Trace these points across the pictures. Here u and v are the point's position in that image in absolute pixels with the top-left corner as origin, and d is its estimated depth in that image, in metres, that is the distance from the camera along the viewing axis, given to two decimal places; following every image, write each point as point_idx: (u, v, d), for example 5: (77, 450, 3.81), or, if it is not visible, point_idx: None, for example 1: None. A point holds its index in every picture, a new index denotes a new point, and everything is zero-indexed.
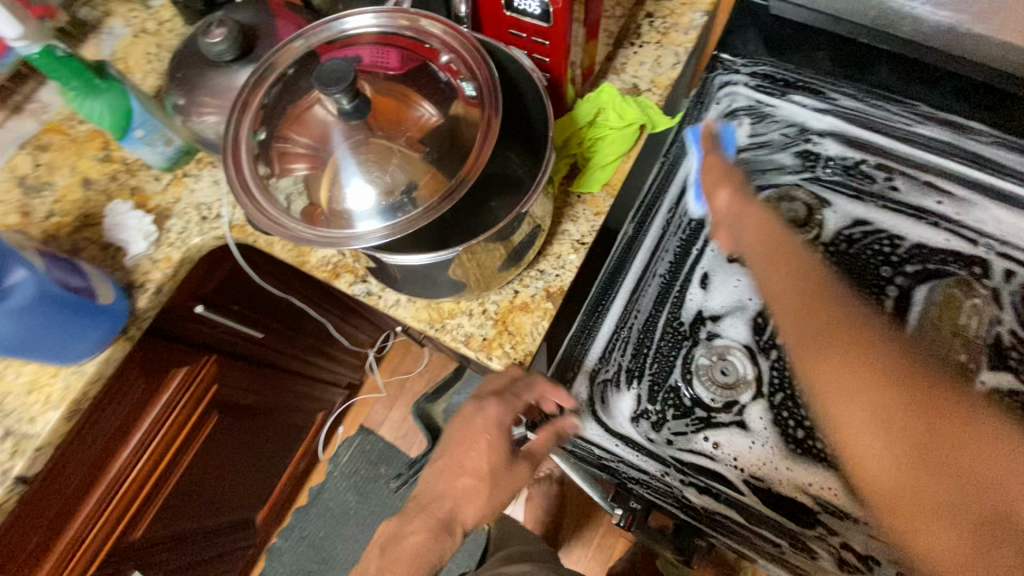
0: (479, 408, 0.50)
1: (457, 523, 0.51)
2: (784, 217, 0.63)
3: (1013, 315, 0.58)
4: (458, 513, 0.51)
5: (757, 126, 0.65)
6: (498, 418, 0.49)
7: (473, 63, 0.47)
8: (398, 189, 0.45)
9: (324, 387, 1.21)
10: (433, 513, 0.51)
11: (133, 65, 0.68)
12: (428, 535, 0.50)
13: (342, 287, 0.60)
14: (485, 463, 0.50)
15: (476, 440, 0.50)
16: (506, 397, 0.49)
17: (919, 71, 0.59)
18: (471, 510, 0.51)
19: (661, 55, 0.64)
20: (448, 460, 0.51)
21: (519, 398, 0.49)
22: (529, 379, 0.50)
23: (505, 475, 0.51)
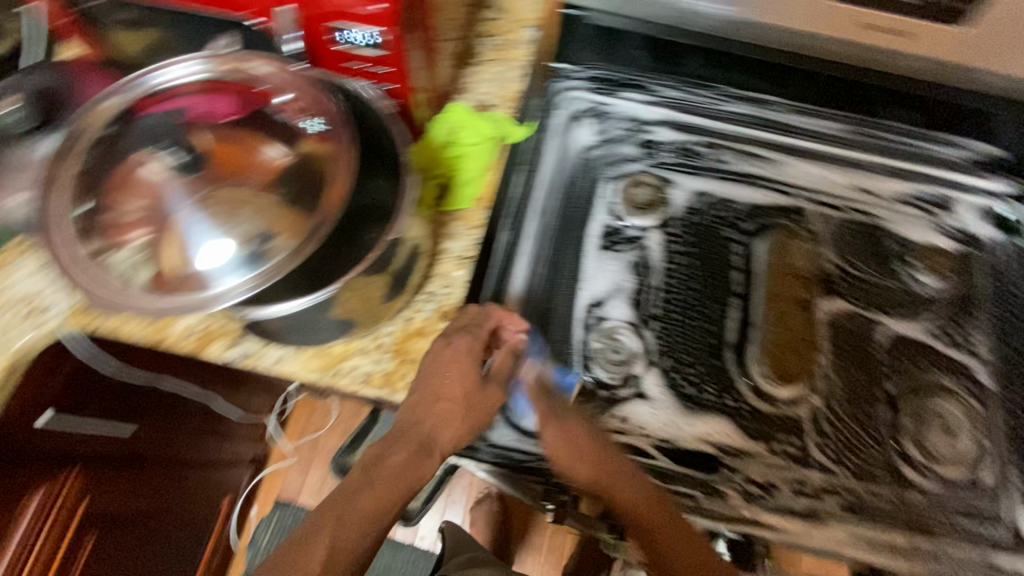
0: (445, 342, 0.51)
1: (436, 448, 0.49)
2: (639, 202, 0.68)
3: (833, 250, 0.67)
4: (438, 437, 0.49)
5: (599, 122, 0.70)
6: (466, 349, 0.51)
7: (314, 98, 0.46)
8: (254, 238, 0.42)
9: (225, 467, 1.10)
10: (411, 439, 0.48)
11: None
12: (407, 456, 0.48)
13: (215, 354, 0.55)
14: (461, 389, 0.50)
15: (450, 374, 0.50)
16: (472, 327, 0.51)
17: (717, 60, 0.69)
18: (449, 433, 0.49)
19: (503, 68, 0.68)
20: (419, 392, 0.49)
21: (479, 327, 0.52)
22: (484, 311, 0.53)
23: (477, 397, 0.51)
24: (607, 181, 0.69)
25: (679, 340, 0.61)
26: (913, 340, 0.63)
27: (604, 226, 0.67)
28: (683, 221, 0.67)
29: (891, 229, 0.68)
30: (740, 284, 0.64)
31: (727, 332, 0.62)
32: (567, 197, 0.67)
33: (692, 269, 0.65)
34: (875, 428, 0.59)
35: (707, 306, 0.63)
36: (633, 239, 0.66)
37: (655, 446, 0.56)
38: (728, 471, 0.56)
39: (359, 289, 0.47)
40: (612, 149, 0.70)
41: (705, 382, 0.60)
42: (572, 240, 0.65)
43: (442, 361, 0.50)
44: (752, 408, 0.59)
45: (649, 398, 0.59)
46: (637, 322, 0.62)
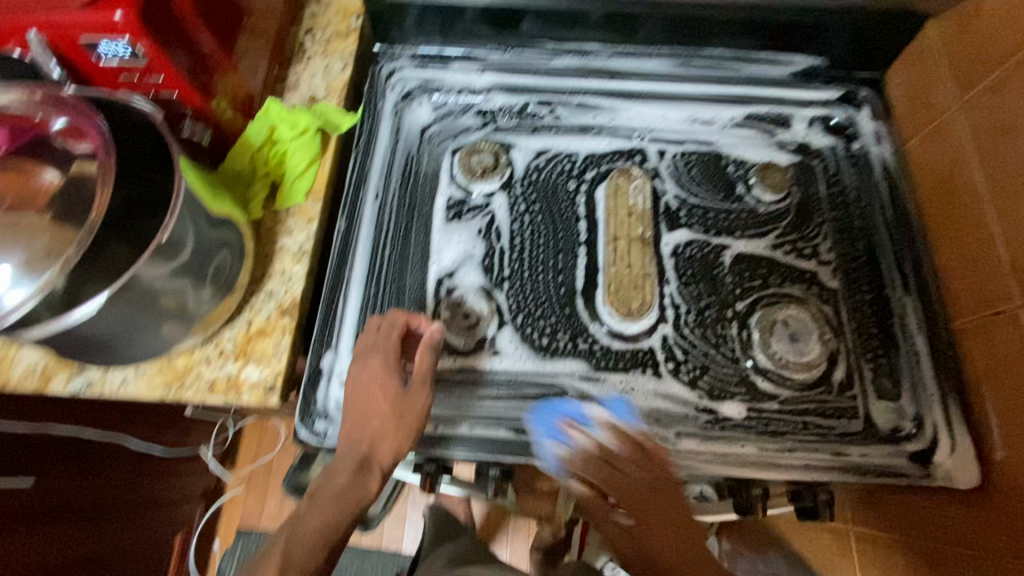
0: (359, 367, 0.53)
1: (375, 461, 0.50)
2: (478, 168, 0.68)
3: (674, 182, 0.68)
4: (376, 450, 0.50)
5: (433, 100, 0.71)
6: (383, 362, 0.53)
7: (80, 121, 0.46)
8: (32, 261, 0.43)
9: (173, 506, 1.10)
10: (349, 457, 0.50)
11: None
12: (349, 477, 0.49)
13: (58, 388, 0.55)
14: (386, 402, 0.51)
15: (377, 392, 0.52)
16: (379, 343, 0.53)
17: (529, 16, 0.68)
18: (386, 446, 0.50)
19: (329, 62, 0.70)
20: (349, 418, 0.52)
21: (387, 341, 0.54)
22: (387, 322, 0.55)
23: (402, 405, 0.51)
24: (448, 154, 0.70)
25: (529, 295, 0.62)
26: (759, 256, 0.64)
27: (449, 198, 0.67)
28: (526, 181, 0.68)
29: (731, 153, 0.70)
30: (585, 232, 0.65)
31: (576, 279, 0.63)
32: (408, 176, 0.68)
33: (538, 225, 0.66)
34: (728, 345, 0.60)
35: (554, 259, 0.64)
36: (479, 206, 0.67)
37: (511, 391, 0.58)
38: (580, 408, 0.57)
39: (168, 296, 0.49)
40: (450, 124, 0.71)
41: (558, 331, 0.61)
42: (418, 217, 0.66)
43: (362, 384, 0.53)
44: (605, 348, 0.60)
45: (502, 354, 0.60)
46: (488, 285, 0.63)
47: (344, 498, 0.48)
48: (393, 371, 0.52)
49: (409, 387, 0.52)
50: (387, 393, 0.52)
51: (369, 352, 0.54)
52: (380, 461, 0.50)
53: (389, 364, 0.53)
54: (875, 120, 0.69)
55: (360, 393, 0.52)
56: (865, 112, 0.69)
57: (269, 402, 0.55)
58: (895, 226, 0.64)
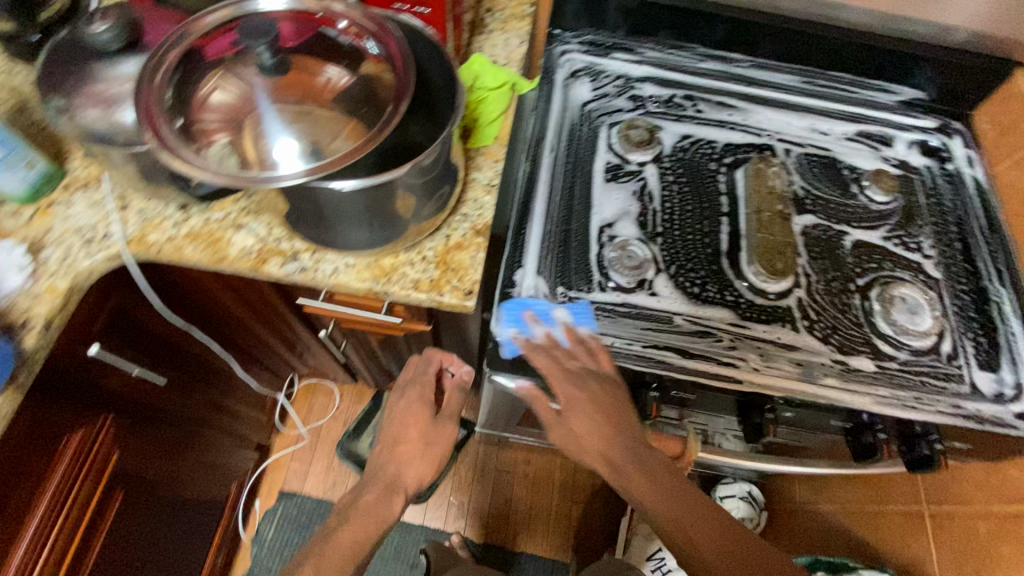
0: (403, 395, 0.78)
1: (400, 483, 0.71)
2: (635, 140, 0.77)
3: (800, 175, 0.78)
4: (401, 476, 0.72)
5: (592, 79, 0.81)
6: (420, 393, 0.78)
7: (374, 27, 0.55)
8: (325, 144, 0.50)
9: (231, 450, 1.08)
10: (382, 478, 0.72)
11: None
12: (378, 496, 0.70)
13: (272, 270, 0.60)
14: (416, 432, 0.75)
15: (412, 421, 0.76)
16: (418, 377, 0.80)
17: (687, 19, 0.81)
18: (409, 471, 0.72)
19: (508, 37, 0.79)
20: (387, 443, 0.75)
21: (424, 375, 0.80)
22: (427, 360, 0.81)
23: (433, 429, 0.76)
24: (605, 127, 0.79)
25: (681, 251, 0.70)
26: (874, 244, 0.74)
27: (607, 162, 0.76)
28: (674, 157, 0.77)
29: (845, 160, 0.80)
30: (727, 205, 0.74)
31: (721, 242, 0.71)
32: (572, 140, 0.77)
33: (685, 194, 0.74)
34: (853, 311, 0.68)
35: (702, 224, 0.73)
36: (634, 172, 0.75)
37: (673, 324, 0.64)
38: (732, 346, 0.64)
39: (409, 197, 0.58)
40: (605, 103, 0.80)
41: (708, 283, 0.68)
42: (581, 173, 0.74)
43: (401, 408, 0.77)
44: (749, 300, 0.67)
45: (660, 296, 0.66)
46: (645, 237, 0.70)
47: (371, 515, 0.68)
48: (427, 405, 0.77)
49: (438, 417, 0.77)
50: (421, 422, 0.76)
51: (411, 383, 0.80)
52: (403, 484, 0.72)
53: (424, 395, 0.78)
54: (967, 147, 0.81)
55: (398, 425, 0.75)
56: (957, 141, 0.81)
57: (465, 305, 0.61)
58: (989, 234, 0.75)
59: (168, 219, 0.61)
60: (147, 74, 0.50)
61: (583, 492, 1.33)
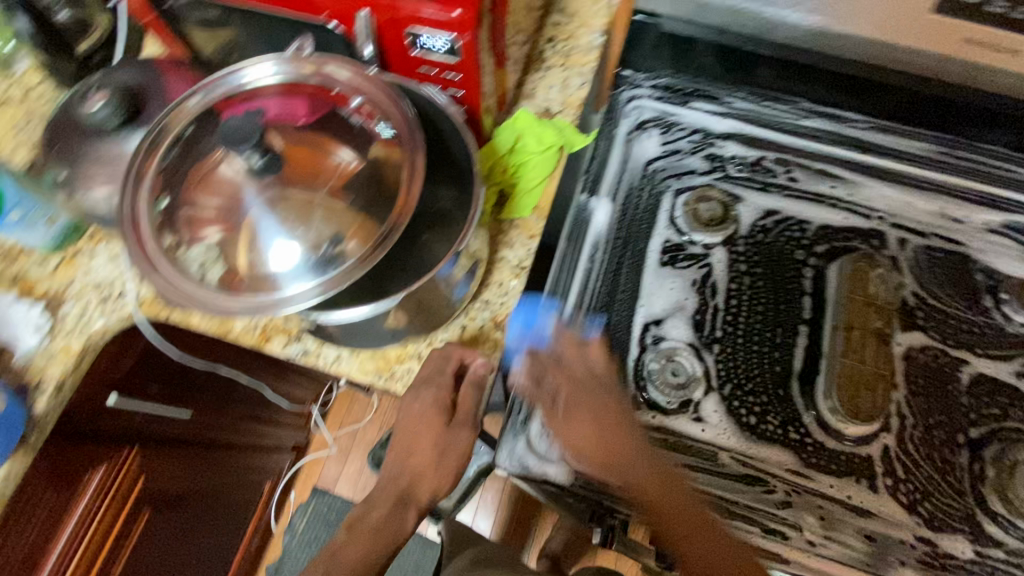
0: (415, 396, 0.54)
1: (413, 497, 0.56)
2: (704, 218, 0.75)
3: (913, 278, 0.73)
4: (414, 488, 0.55)
5: (660, 136, 0.71)
6: (435, 398, 0.53)
7: (385, 101, 0.47)
8: (319, 249, 0.44)
9: (266, 453, 1.12)
10: (392, 489, 0.56)
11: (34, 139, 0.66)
12: (388, 511, 0.56)
13: (275, 349, 0.56)
14: (430, 443, 0.54)
15: (421, 429, 0.54)
16: (433, 378, 0.53)
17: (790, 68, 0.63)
18: (424, 485, 0.55)
19: (568, 76, 0.67)
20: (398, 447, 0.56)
21: (441, 376, 0.52)
22: (443, 354, 0.53)
23: (446, 441, 0.54)
24: (670, 193, 0.76)
25: (740, 364, 0.70)
26: (999, 382, 0.68)
27: (666, 242, 0.75)
28: (749, 241, 0.75)
29: (979, 261, 0.71)
30: (808, 310, 0.72)
31: (793, 360, 0.70)
32: (630, 210, 0.70)
33: (756, 293, 0.73)
34: (955, 476, 0.64)
35: (772, 332, 0.71)
36: (696, 256, 0.74)
37: (725, 456, 0.65)
38: (779, 488, 0.63)
39: (410, 270, 0.47)
40: (676, 168, 0.74)
41: (768, 411, 0.68)
42: (642, 260, 0.73)
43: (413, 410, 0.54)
44: (816, 442, 0.66)
45: (705, 420, 0.67)
46: (698, 344, 0.71)
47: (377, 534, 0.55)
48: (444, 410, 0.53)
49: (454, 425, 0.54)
50: (431, 423, 0.54)
51: (424, 383, 0.53)
52: (417, 500, 0.55)
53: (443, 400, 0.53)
54: None
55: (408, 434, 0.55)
56: None
57: (473, 413, 0.55)
58: None
59: None
60: (142, 157, 0.46)
61: None
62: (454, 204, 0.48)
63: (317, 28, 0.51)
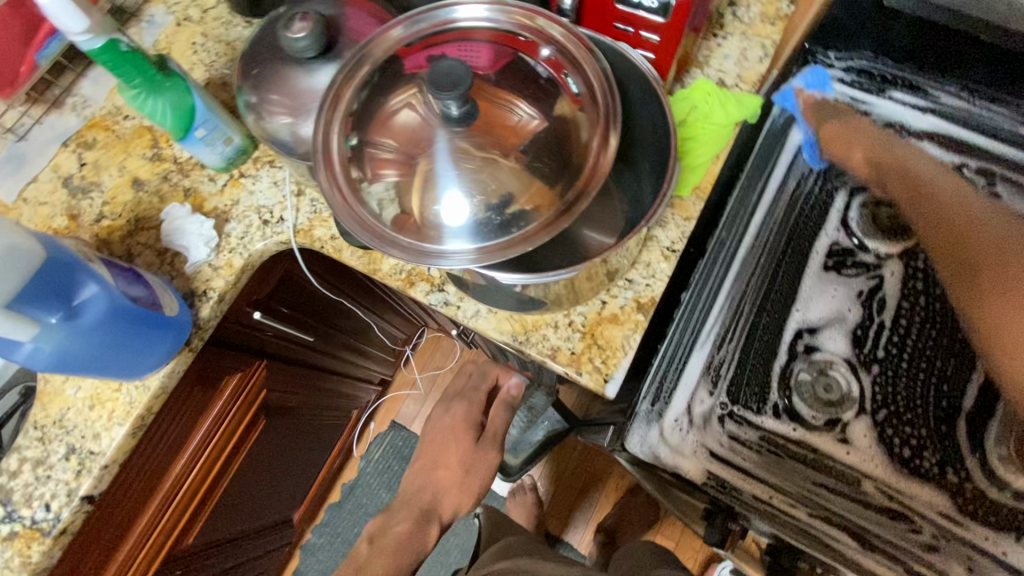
0: (447, 411, 0.88)
1: (435, 513, 0.84)
2: (886, 225, 0.71)
3: None
4: (435, 506, 0.84)
5: (846, 127, 0.69)
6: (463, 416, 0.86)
7: (579, 55, 0.45)
8: (495, 209, 0.44)
9: (357, 384, 1.18)
10: (417, 504, 0.85)
11: (207, 57, 0.69)
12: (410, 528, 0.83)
13: (417, 296, 0.57)
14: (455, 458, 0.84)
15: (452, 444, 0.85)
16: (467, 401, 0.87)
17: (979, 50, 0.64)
18: (445, 499, 0.84)
19: (748, 47, 0.61)
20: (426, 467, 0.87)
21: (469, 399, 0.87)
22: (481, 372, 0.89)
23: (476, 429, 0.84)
24: (848, 192, 0.71)
25: (899, 392, 0.67)
26: None
27: (834, 245, 0.70)
28: (933, 257, 0.69)
29: None
30: None
31: (965, 397, 0.66)
32: (797, 204, 0.68)
33: (931, 315, 0.67)
34: None
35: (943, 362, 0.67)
36: (867, 265, 0.70)
37: (872, 484, 0.64)
38: (930, 530, 0.61)
39: None
40: (854, 168, 0.71)
41: (924, 445, 0.65)
42: (808, 260, 0.69)
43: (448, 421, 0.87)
44: (978, 491, 0.62)
45: (851, 442, 0.65)
46: (854, 360, 0.68)
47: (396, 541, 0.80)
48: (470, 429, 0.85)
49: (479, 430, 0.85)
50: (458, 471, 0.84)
51: (459, 397, 0.88)
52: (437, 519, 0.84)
53: (472, 413, 0.86)
54: None
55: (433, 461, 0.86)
56: None
57: (602, 392, 0.54)
58: None
59: None
60: (334, 91, 0.46)
61: (673, 527, 1.25)
62: (616, 182, 0.51)
63: None
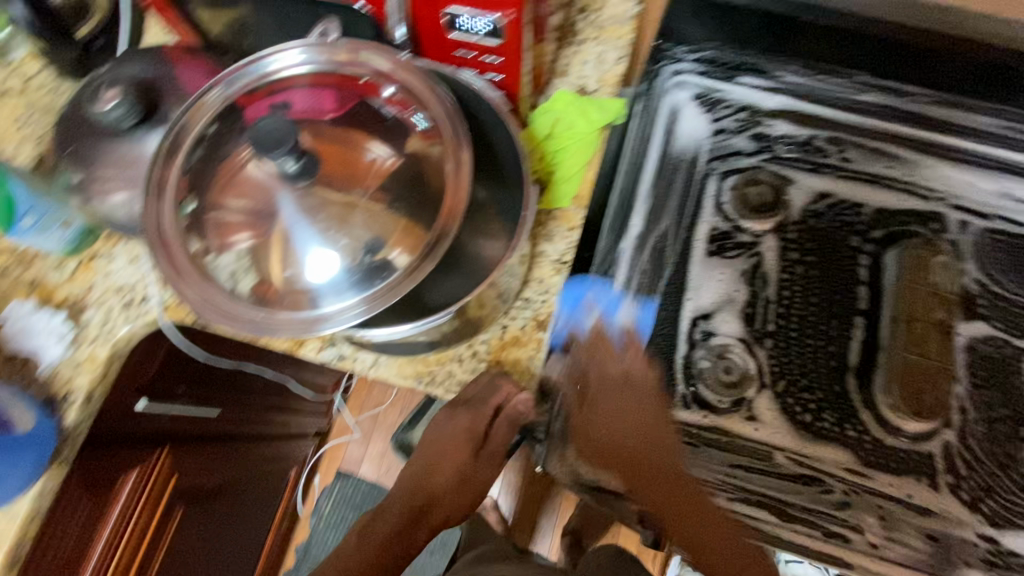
0: None
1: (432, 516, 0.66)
2: (755, 203, 0.75)
3: (976, 263, 0.73)
4: None
5: (703, 113, 0.71)
6: None
7: (420, 90, 0.43)
8: (357, 262, 0.41)
9: (289, 442, 1.11)
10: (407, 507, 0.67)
11: (34, 132, 0.62)
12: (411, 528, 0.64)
13: (309, 354, 0.54)
14: None
15: None
16: None
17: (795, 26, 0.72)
18: None
19: (604, 51, 0.62)
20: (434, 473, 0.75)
21: None
22: None
23: None
24: (718, 177, 0.74)
25: (795, 359, 0.71)
26: None
27: (715, 229, 0.74)
28: (802, 226, 0.74)
29: None
30: (865, 301, 0.72)
31: (849, 351, 0.71)
32: (678, 190, 0.72)
33: (808, 281, 0.73)
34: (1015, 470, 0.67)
35: (828, 324, 0.72)
36: (745, 245, 0.74)
37: (784, 457, 0.68)
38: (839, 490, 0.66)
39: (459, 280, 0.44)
40: (718, 155, 0.74)
41: (823, 408, 0.70)
42: (695, 243, 0.73)
43: None
44: (875, 440, 0.68)
45: (759, 418, 0.69)
46: (750, 337, 0.71)
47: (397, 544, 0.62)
48: None
49: None
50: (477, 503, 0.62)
51: None
52: None
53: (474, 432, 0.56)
54: None
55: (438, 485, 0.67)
56: None
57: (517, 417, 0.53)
58: None
59: None
60: (163, 160, 0.42)
61: None
62: (491, 198, 0.47)
63: (341, 9, 0.47)
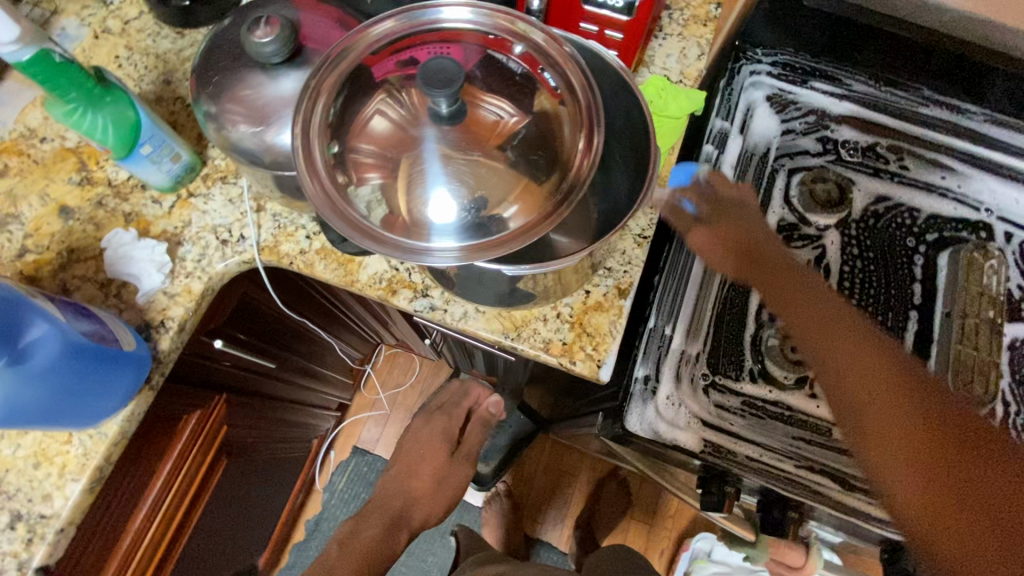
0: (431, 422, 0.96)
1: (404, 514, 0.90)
2: (822, 198, 0.80)
3: (1017, 271, 0.77)
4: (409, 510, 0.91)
5: (775, 115, 0.78)
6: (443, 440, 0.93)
7: (560, 56, 0.46)
8: (488, 207, 0.44)
9: (315, 411, 1.12)
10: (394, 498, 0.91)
11: (133, 71, 0.64)
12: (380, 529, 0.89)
13: (400, 303, 0.56)
14: (429, 470, 0.92)
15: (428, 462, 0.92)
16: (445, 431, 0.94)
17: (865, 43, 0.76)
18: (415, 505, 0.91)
19: (686, 46, 0.65)
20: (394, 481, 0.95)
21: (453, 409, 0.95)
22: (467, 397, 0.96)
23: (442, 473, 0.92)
24: (785, 173, 0.80)
25: None
26: None
27: (783, 220, 0.79)
28: (862, 225, 0.79)
29: None
30: (919, 296, 0.76)
31: (904, 345, 0.74)
32: (756, 179, 0.78)
33: (867, 276, 0.77)
34: None
35: (885, 315, 0.76)
36: (812, 236, 0.79)
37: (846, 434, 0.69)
38: None
39: None
40: (789, 155, 0.80)
41: None
42: None
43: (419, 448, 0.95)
44: None
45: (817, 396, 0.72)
46: None
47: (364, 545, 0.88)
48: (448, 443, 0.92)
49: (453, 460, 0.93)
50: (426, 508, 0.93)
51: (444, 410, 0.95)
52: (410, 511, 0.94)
53: (445, 430, 0.94)
54: None
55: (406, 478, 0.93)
56: None
57: (596, 377, 0.55)
58: None
59: (301, 229, 0.58)
60: (308, 99, 0.44)
61: (644, 511, 1.29)
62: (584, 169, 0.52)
63: None
